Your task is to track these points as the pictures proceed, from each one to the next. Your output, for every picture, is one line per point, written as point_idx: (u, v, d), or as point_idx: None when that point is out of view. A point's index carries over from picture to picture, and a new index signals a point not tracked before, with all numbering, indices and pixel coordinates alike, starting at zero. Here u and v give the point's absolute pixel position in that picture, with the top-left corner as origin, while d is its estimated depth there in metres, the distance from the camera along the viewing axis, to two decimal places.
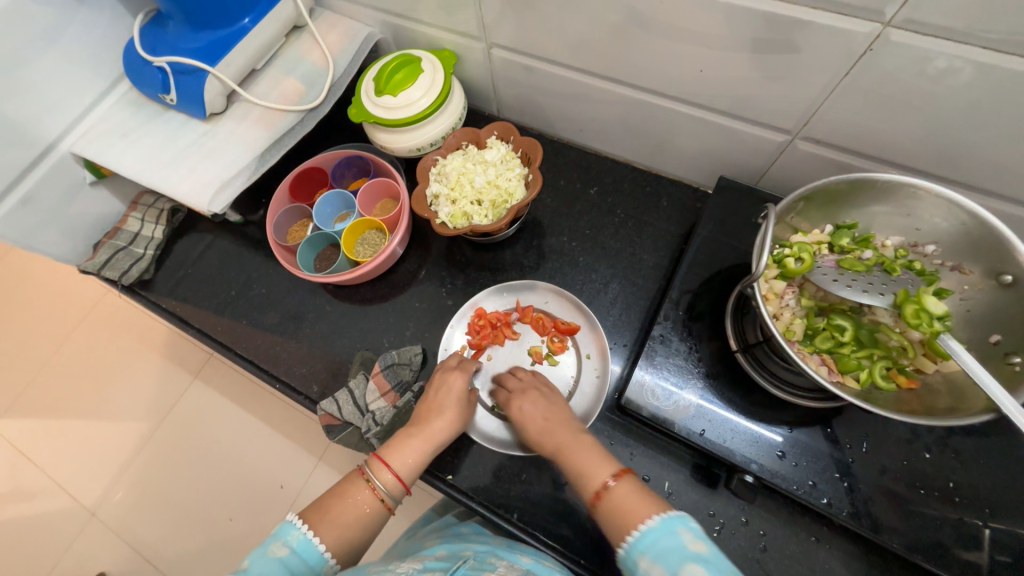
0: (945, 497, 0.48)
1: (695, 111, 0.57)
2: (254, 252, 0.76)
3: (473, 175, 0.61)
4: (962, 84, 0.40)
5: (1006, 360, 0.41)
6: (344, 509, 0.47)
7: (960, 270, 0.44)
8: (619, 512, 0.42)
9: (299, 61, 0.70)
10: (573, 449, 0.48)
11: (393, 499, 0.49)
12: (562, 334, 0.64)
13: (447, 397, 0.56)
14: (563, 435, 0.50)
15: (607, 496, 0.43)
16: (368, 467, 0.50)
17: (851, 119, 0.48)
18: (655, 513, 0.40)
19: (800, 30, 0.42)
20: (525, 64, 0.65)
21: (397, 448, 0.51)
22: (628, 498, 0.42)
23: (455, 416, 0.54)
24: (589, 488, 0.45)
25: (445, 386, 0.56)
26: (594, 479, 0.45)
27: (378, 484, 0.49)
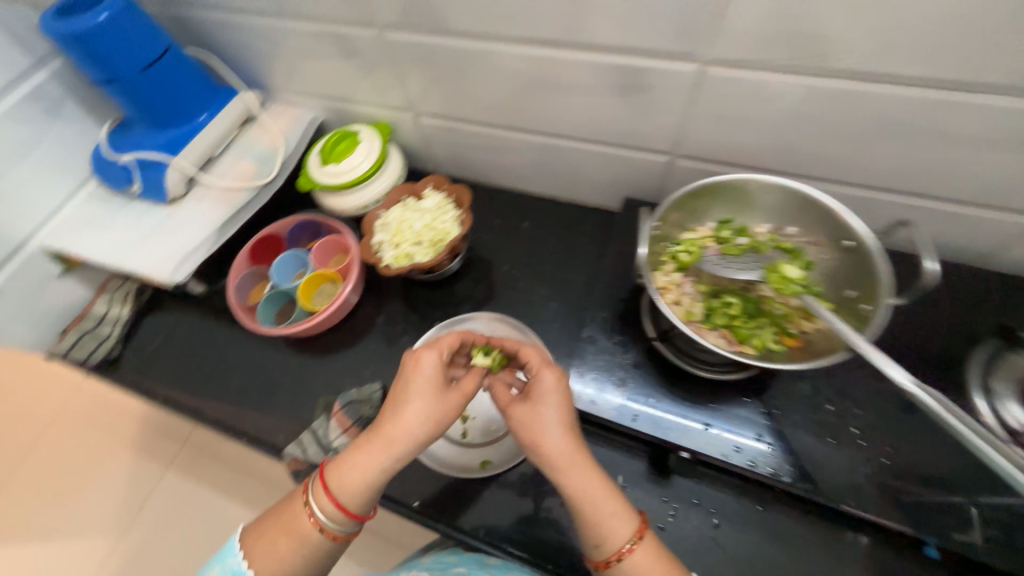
0: (852, 442, 0.54)
1: (592, 146, 0.68)
2: (218, 319, 0.80)
3: (412, 221, 0.70)
4: (773, 98, 0.51)
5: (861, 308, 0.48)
6: (279, 541, 0.48)
7: (815, 243, 0.53)
8: (650, 574, 0.43)
9: (252, 145, 0.80)
10: (581, 472, 0.45)
11: (335, 527, 0.48)
12: None
13: (420, 381, 0.48)
14: (560, 455, 0.46)
15: (630, 556, 0.44)
16: (309, 492, 0.49)
17: (708, 136, 0.59)
18: None
19: (645, 74, 0.54)
20: (449, 126, 0.76)
21: (343, 468, 0.48)
22: (650, 563, 0.44)
23: (431, 407, 0.48)
24: (603, 550, 0.45)
25: (416, 367, 0.49)
26: (614, 537, 0.44)
27: (317, 513, 0.47)
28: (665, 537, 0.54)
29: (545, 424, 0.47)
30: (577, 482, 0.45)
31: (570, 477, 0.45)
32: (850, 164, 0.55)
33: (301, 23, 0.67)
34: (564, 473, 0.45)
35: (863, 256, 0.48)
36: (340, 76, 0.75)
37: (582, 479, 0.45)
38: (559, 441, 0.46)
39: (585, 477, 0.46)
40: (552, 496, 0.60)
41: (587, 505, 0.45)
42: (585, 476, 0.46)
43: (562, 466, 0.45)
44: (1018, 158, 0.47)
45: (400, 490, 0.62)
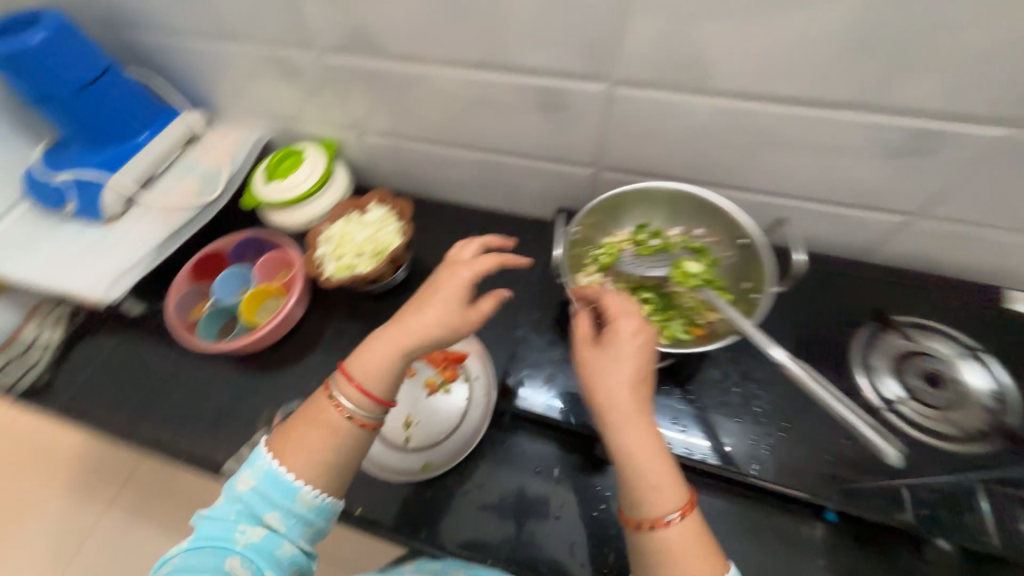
0: (755, 419, 0.59)
1: (526, 160, 0.73)
2: (158, 338, 0.79)
3: (354, 234, 0.72)
4: (675, 114, 0.57)
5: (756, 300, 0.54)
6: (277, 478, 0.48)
7: (718, 242, 0.59)
8: (669, 545, 0.41)
9: (195, 164, 0.81)
10: (638, 428, 0.43)
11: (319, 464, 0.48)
12: (452, 364, 0.70)
13: (414, 306, 0.51)
14: (611, 395, 0.44)
15: (665, 529, 0.41)
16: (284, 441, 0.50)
17: (626, 149, 0.65)
18: (722, 571, 0.41)
19: (563, 93, 0.59)
20: (392, 143, 0.80)
21: (358, 359, 0.50)
22: (688, 540, 0.41)
23: (392, 346, 0.49)
24: (647, 513, 0.42)
25: (437, 281, 0.51)
26: (660, 504, 0.42)
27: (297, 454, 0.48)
28: (598, 520, 0.58)
29: (615, 368, 0.45)
30: (633, 434, 0.43)
31: (613, 424, 0.43)
32: (747, 173, 0.61)
33: (241, 45, 0.69)
34: (616, 420, 0.43)
35: (755, 251, 0.54)
36: (283, 97, 0.77)
37: (633, 431, 0.43)
38: (617, 380, 0.44)
39: (641, 427, 0.43)
40: (495, 492, 0.62)
41: (646, 461, 0.42)
42: (635, 429, 0.43)
43: (604, 408, 0.44)
44: (876, 164, 0.55)
45: (343, 498, 0.63)
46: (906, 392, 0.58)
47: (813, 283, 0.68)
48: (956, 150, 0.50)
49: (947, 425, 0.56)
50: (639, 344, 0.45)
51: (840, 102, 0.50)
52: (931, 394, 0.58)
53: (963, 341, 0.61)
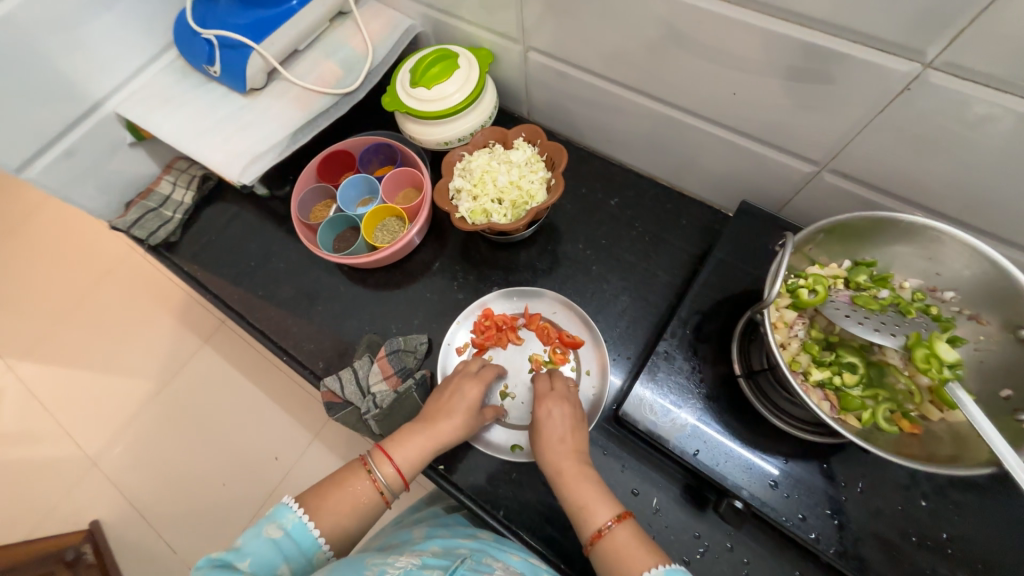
0: (937, 549, 0.47)
1: (725, 133, 0.57)
2: (276, 226, 0.77)
3: (497, 174, 0.62)
4: (1001, 133, 0.40)
5: (1013, 416, 0.40)
6: (343, 496, 0.48)
7: (976, 320, 0.44)
8: (615, 552, 0.43)
9: (340, 46, 0.72)
10: (573, 479, 0.48)
11: (392, 492, 0.51)
12: (565, 346, 0.65)
13: (460, 402, 0.56)
14: (546, 432, 0.53)
15: (606, 538, 0.44)
16: (370, 459, 0.51)
17: (883, 157, 0.48)
18: (657, 565, 0.42)
19: (838, 61, 0.42)
20: (560, 70, 0.66)
21: (398, 443, 0.52)
22: (627, 542, 0.44)
23: (465, 421, 0.55)
24: (587, 526, 0.46)
25: (460, 391, 0.57)
26: (590, 516, 0.46)
27: (380, 477, 0.50)
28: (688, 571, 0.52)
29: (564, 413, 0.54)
30: (572, 462, 0.50)
31: (552, 444, 0.52)
32: None
33: None
34: (553, 438, 0.52)
35: None
36: None
37: (580, 466, 0.50)
38: (559, 429, 0.53)
39: (576, 460, 0.50)
40: None
41: (580, 479, 0.49)
42: (555, 428, 0.53)
43: (541, 437, 0.53)
44: None
45: None
46: None
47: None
48: None
49: None
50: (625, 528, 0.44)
51: None
52: None
53: None
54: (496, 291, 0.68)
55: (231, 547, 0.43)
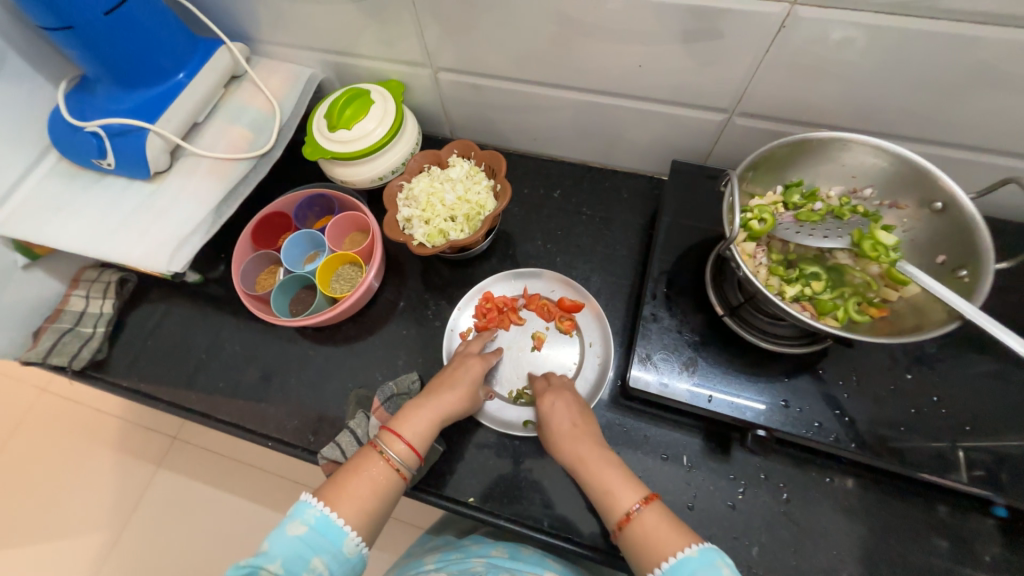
0: (932, 411, 0.52)
1: (641, 104, 0.62)
2: (220, 309, 0.71)
3: (443, 194, 0.62)
4: (862, 47, 0.46)
5: (953, 275, 0.46)
6: (359, 481, 0.47)
7: (896, 206, 0.49)
8: (645, 532, 0.43)
9: (243, 109, 0.69)
10: (595, 466, 0.48)
11: (408, 468, 0.50)
12: (567, 314, 0.65)
13: (462, 375, 0.57)
14: (556, 429, 0.52)
15: (634, 522, 0.44)
16: (380, 441, 0.50)
17: (778, 91, 0.54)
18: (690, 543, 0.42)
19: (721, 16, 0.47)
20: (472, 83, 0.68)
21: (406, 419, 0.52)
22: (656, 526, 0.44)
23: (469, 391, 0.55)
24: (614, 510, 0.46)
25: (462, 365, 0.57)
26: (619, 500, 0.46)
27: (393, 456, 0.49)
28: (736, 515, 0.53)
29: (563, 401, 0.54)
30: (592, 451, 0.50)
31: (568, 441, 0.51)
32: (929, 121, 0.51)
33: None
34: (564, 433, 0.52)
35: (957, 219, 0.45)
36: (343, 25, 0.64)
37: (595, 449, 0.50)
38: (570, 418, 0.53)
39: (594, 446, 0.50)
40: None
41: (604, 468, 0.48)
42: (569, 420, 0.53)
43: (552, 436, 0.52)
44: None
45: (455, 483, 0.58)
46: None
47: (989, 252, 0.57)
48: None
49: None
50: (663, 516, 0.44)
51: None
52: None
53: None
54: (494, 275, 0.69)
55: (257, 553, 0.42)
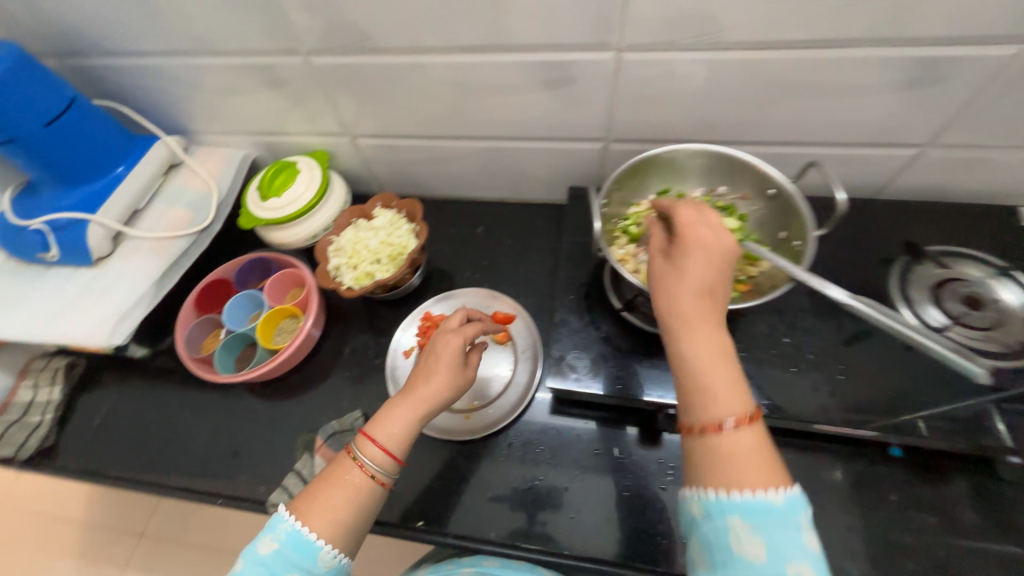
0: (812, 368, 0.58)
1: (533, 144, 0.72)
2: (168, 381, 0.74)
3: (367, 241, 0.69)
4: (683, 77, 0.57)
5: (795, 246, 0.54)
6: (335, 492, 0.47)
7: (745, 197, 0.59)
8: (722, 450, 0.38)
9: (182, 192, 0.76)
10: (697, 335, 0.40)
11: (385, 473, 0.48)
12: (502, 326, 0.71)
13: (436, 359, 0.52)
14: (674, 304, 0.41)
15: (725, 436, 0.38)
16: (353, 446, 0.49)
17: (635, 119, 0.64)
18: (781, 487, 0.36)
19: (570, 66, 0.58)
20: (387, 144, 0.77)
21: (380, 422, 0.49)
22: (743, 450, 0.37)
23: (448, 379, 0.51)
24: (703, 414, 0.39)
25: (435, 349, 0.53)
26: (716, 408, 0.38)
27: (368, 462, 0.48)
28: (666, 496, 0.58)
29: (683, 278, 0.42)
30: (699, 336, 0.40)
31: (684, 321, 0.41)
32: (757, 127, 0.62)
33: (218, 60, 0.66)
34: (686, 320, 0.41)
35: (787, 200, 0.54)
36: (267, 110, 0.74)
37: (702, 333, 0.40)
38: (699, 284, 0.41)
39: (702, 320, 0.41)
40: (561, 480, 0.61)
41: (706, 354, 0.40)
42: (690, 305, 0.41)
43: (682, 318, 0.41)
44: (891, 100, 0.56)
45: (405, 509, 0.61)
46: (950, 317, 0.56)
47: (844, 225, 0.66)
48: (967, 73, 0.52)
49: (995, 343, 0.53)
50: (755, 444, 0.37)
51: (854, 38, 0.50)
52: (970, 315, 0.55)
53: (990, 260, 0.59)
54: (433, 298, 0.75)
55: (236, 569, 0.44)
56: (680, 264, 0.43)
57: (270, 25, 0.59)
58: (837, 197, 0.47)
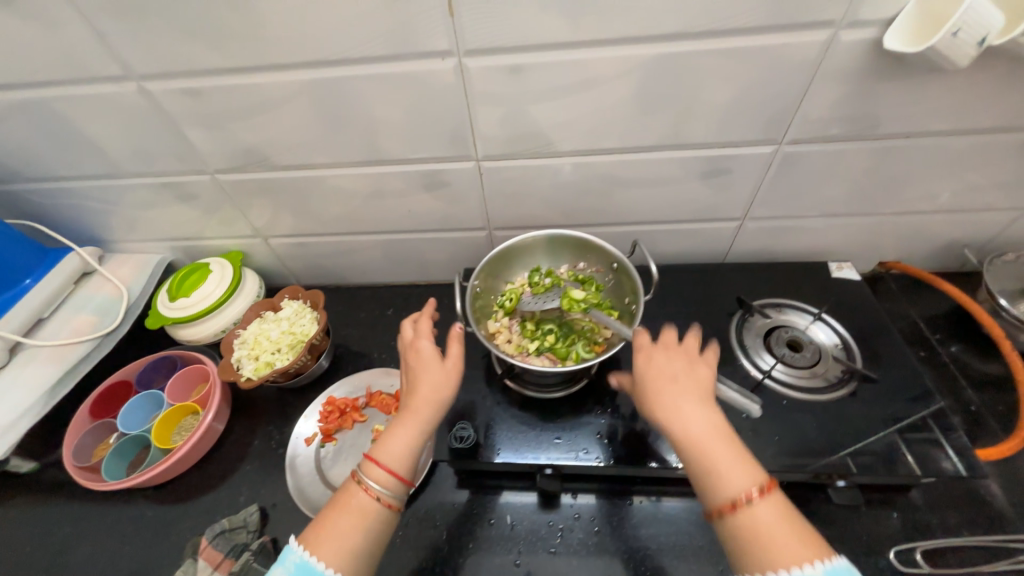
0: None
1: (428, 235, 0.81)
2: (54, 494, 0.71)
3: (270, 332, 0.73)
4: (536, 177, 0.69)
5: (633, 307, 0.66)
6: (343, 520, 0.48)
7: (598, 268, 0.71)
8: (753, 523, 0.41)
9: (90, 298, 0.79)
10: (697, 415, 0.46)
11: (393, 494, 0.51)
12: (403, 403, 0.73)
13: (418, 369, 0.57)
14: (659, 392, 0.48)
15: (753, 509, 0.41)
16: (359, 472, 0.51)
17: (507, 211, 0.75)
18: (819, 559, 0.39)
19: (442, 172, 0.69)
20: (298, 242, 0.84)
21: (382, 444, 0.52)
22: (769, 518, 0.41)
23: (440, 382, 0.56)
24: (722, 493, 0.43)
25: (419, 362, 0.58)
26: (732, 484, 0.42)
27: (373, 485, 0.50)
28: (556, 559, 0.60)
29: (660, 369, 0.50)
30: (692, 411, 0.46)
31: (672, 403, 0.47)
32: (605, 214, 0.75)
33: (133, 179, 0.73)
34: (674, 399, 0.47)
35: (624, 271, 0.66)
36: (183, 220, 0.80)
37: (693, 409, 0.46)
38: (668, 368, 0.50)
39: (688, 395, 0.47)
40: (455, 555, 0.61)
41: (701, 425, 0.45)
42: (671, 389, 0.48)
43: (668, 403, 0.47)
44: (698, 188, 0.70)
45: None
46: (776, 359, 0.67)
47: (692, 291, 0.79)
48: (747, 166, 0.66)
49: (817, 379, 0.65)
50: (780, 517, 0.41)
51: (653, 146, 0.63)
52: (798, 357, 0.67)
53: (808, 308, 0.72)
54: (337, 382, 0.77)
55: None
56: (646, 363, 0.51)
57: (178, 152, 0.68)
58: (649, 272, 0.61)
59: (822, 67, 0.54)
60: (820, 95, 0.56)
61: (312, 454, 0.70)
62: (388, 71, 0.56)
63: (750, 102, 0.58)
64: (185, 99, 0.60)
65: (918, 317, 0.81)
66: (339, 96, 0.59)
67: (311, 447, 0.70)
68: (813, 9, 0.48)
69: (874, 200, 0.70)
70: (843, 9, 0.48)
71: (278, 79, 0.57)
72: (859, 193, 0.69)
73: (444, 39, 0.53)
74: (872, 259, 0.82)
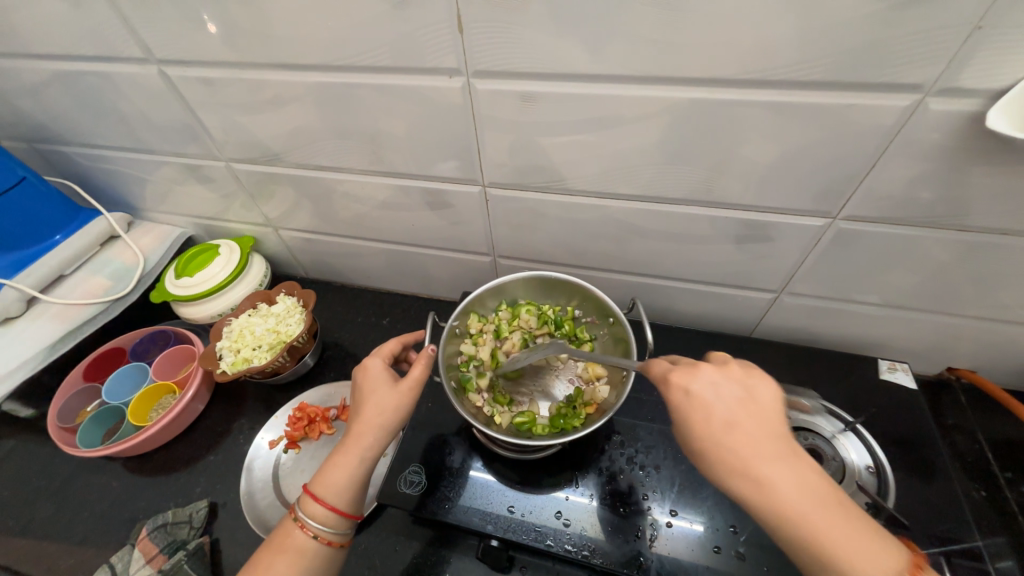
0: (643, 502, 0.56)
1: (431, 252, 0.77)
2: (42, 442, 0.75)
3: (254, 327, 0.73)
4: (545, 211, 0.63)
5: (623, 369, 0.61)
6: (278, 561, 0.45)
7: (594, 320, 0.67)
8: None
9: (109, 261, 0.82)
10: (780, 462, 0.37)
11: (334, 532, 0.48)
12: None
13: (366, 390, 0.52)
14: (720, 448, 0.38)
15: None
16: (300, 509, 0.47)
17: (513, 241, 0.70)
18: None
19: (445, 192, 0.65)
20: (306, 238, 0.83)
21: (323, 478, 0.48)
22: None
23: (389, 409, 0.51)
24: None
25: (368, 382, 0.53)
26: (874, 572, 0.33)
27: (310, 522, 0.47)
28: None
29: (697, 409, 0.40)
30: (786, 471, 0.36)
31: (753, 462, 0.37)
32: (618, 261, 0.67)
33: (157, 156, 0.74)
34: (761, 463, 0.37)
35: (620, 328, 0.62)
36: (203, 201, 0.82)
37: (784, 467, 0.36)
38: (723, 411, 0.39)
39: (764, 439, 0.38)
40: None
41: (803, 493, 0.36)
42: (746, 440, 0.38)
43: (751, 465, 0.37)
44: (728, 250, 0.60)
45: None
46: None
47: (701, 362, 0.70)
48: (791, 237, 0.56)
49: None
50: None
51: (678, 199, 0.55)
52: None
53: (841, 415, 0.61)
54: (313, 389, 0.75)
55: None
56: (696, 415, 0.40)
57: (196, 136, 0.68)
58: (648, 339, 0.57)
59: (901, 137, 0.43)
60: (893, 169, 0.46)
61: (273, 458, 0.68)
62: (393, 84, 0.52)
63: (798, 169, 0.49)
64: (201, 87, 0.60)
65: (984, 441, 0.69)
66: (345, 102, 0.56)
67: (274, 451, 0.69)
68: (895, 68, 0.39)
69: (949, 298, 0.58)
70: (935, 72, 0.38)
71: (286, 79, 0.55)
72: (931, 287, 0.57)
73: (451, 57, 0.48)
74: (938, 362, 0.68)
